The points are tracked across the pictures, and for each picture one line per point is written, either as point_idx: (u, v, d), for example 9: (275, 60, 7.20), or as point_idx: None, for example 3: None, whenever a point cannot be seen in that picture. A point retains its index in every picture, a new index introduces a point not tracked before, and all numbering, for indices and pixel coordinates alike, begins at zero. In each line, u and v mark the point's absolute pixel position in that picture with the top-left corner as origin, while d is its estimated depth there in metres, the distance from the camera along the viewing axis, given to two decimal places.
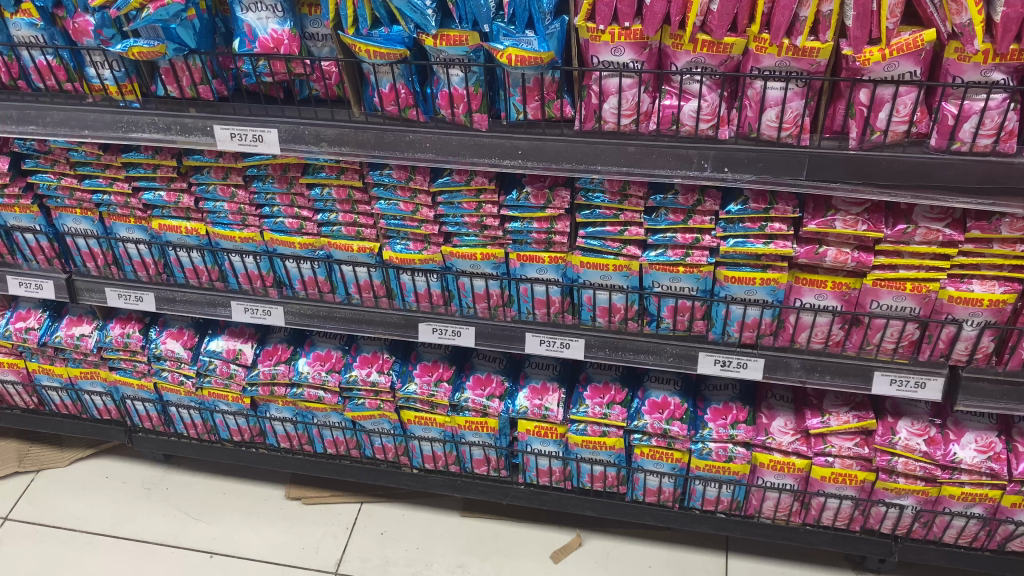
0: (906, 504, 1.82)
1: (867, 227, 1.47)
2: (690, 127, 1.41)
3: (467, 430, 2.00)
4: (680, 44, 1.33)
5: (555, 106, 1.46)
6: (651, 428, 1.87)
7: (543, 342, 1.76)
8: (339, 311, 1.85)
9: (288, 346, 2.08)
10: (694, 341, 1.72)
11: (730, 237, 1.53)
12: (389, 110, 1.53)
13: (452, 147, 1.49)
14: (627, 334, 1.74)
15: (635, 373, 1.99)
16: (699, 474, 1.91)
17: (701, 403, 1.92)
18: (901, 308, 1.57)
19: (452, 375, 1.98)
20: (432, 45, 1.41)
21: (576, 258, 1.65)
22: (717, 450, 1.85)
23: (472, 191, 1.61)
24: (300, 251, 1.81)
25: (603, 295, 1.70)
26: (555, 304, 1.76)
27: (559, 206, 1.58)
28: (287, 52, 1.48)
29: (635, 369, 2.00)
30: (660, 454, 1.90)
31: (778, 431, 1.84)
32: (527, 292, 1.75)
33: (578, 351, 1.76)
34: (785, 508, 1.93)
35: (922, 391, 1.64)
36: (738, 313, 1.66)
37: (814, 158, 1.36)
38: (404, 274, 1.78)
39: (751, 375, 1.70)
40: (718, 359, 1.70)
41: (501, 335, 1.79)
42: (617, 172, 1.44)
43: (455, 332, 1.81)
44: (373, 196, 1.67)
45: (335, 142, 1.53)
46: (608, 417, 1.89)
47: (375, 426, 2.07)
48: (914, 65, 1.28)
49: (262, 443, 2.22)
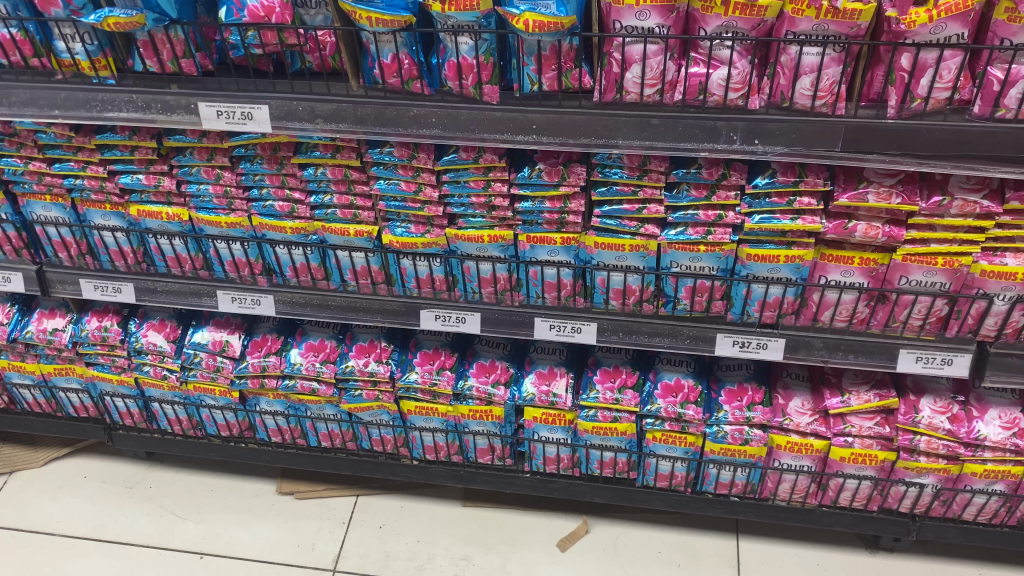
0: (926, 483, 1.78)
1: (901, 201, 1.39)
2: (718, 97, 1.32)
3: (470, 419, 1.90)
4: (710, 7, 1.24)
5: (573, 76, 1.36)
6: (666, 412, 1.79)
7: (554, 327, 1.69)
8: (334, 300, 1.75)
9: (278, 336, 1.96)
10: (713, 321, 1.65)
11: (755, 213, 1.46)
12: (391, 83, 1.42)
13: (460, 122, 1.39)
14: (641, 316, 1.67)
15: (646, 355, 1.91)
16: (713, 458, 1.84)
17: (716, 383, 1.85)
18: (930, 283, 1.51)
19: (455, 363, 1.88)
20: (440, 11, 1.31)
21: (590, 239, 1.57)
22: (733, 433, 1.79)
23: (480, 168, 1.51)
24: (292, 237, 1.70)
25: (617, 276, 1.62)
26: (565, 286, 1.67)
27: (573, 183, 1.49)
28: (279, 21, 1.37)
29: (645, 350, 1.92)
30: (673, 438, 1.83)
31: (795, 411, 1.77)
32: (536, 276, 1.66)
33: (590, 336, 1.70)
34: (801, 490, 1.87)
35: (948, 367, 1.59)
36: (760, 292, 1.58)
37: (850, 128, 1.28)
38: (405, 258, 1.68)
39: (768, 357, 1.63)
40: (737, 340, 1.64)
41: (508, 321, 1.71)
42: (639, 147, 1.36)
43: (460, 318, 1.72)
44: (372, 175, 1.55)
45: (332, 119, 1.42)
46: (620, 403, 1.81)
47: (373, 418, 1.97)
48: (963, 27, 1.19)
49: (252, 438, 2.11)
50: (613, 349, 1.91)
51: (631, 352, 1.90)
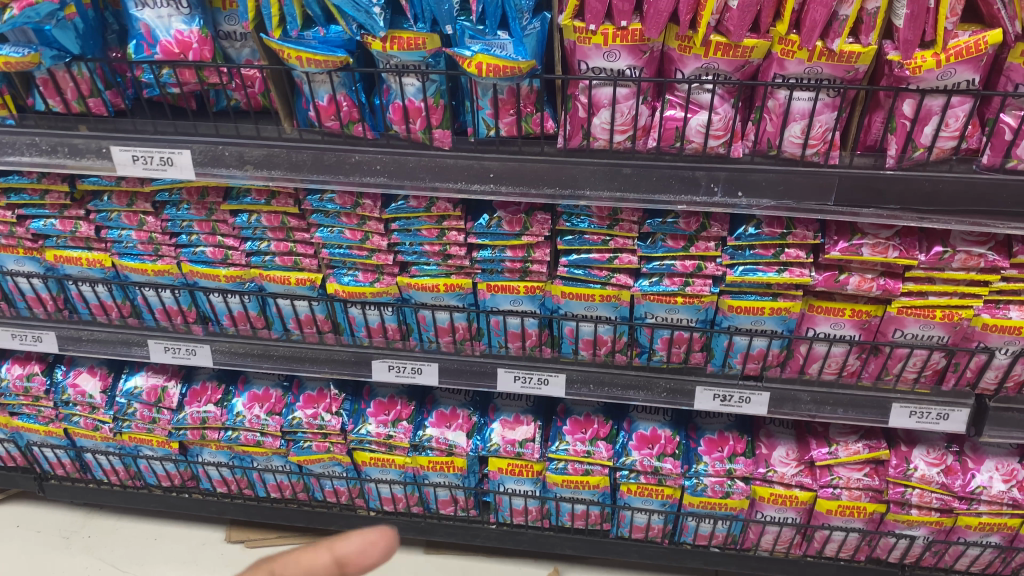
0: (918, 535, 1.66)
1: (898, 254, 1.26)
2: (697, 144, 1.18)
3: (431, 471, 1.75)
4: (689, 47, 1.09)
5: (533, 121, 1.21)
6: (641, 466, 1.65)
7: (518, 378, 1.54)
8: (276, 349, 1.60)
9: (218, 384, 1.80)
10: (691, 373, 1.51)
11: (738, 265, 1.32)
12: (329, 126, 1.26)
13: (409, 169, 1.22)
14: (614, 368, 1.53)
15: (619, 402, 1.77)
16: (692, 510, 1.72)
17: (694, 433, 1.72)
18: (927, 337, 1.38)
19: (412, 413, 1.74)
20: (381, 49, 1.13)
21: (555, 288, 1.42)
22: (713, 486, 1.66)
23: (433, 217, 1.35)
24: (227, 284, 1.53)
25: (586, 327, 1.48)
26: (531, 336, 1.53)
27: (537, 234, 1.34)
28: (198, 59, 1.19)
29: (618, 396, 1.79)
30: (649, 491, 1.69)
31: (778, 462, 1.65)
32: (498, 326, 1.52)
33: (558, 388, 1.54)
34: (785, 541, 1.75)
35: (944, 423, 1.46)
36: (743, 344, 1.45)
37: (844, 179, 1.14)
38: (353, 307, 1.52)
39: (751, 410, 1.50)
40: (718, 394, 1.50)
41: (469, 372, 1.55)
42: (609, 198, 1.19)
43: (418, 370, 1.57)
44: (311, 223, 1.39)
45: (262, 165, 1.25)
46: (592, 456, 1.67)
47: (325, 470, 1.82)
48: (973, 72, 1.06)
49: (195, 487, 1.95)
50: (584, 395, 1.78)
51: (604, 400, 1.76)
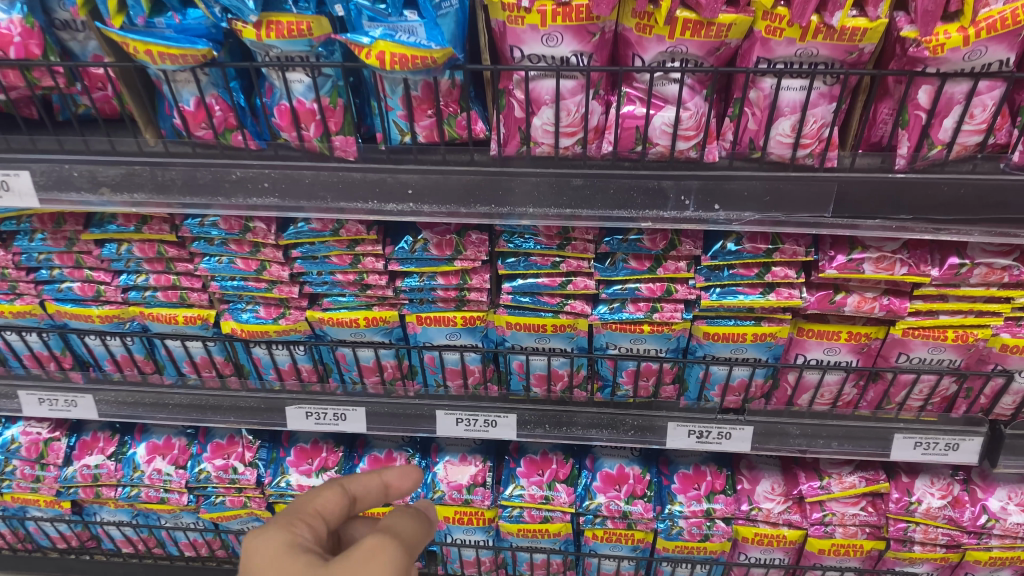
0: (920, 572, 1.47)
1: (907, 271, 1.04)
2: (663, 147, 0.95)
3: None
4: (650, 27, 0.86)
5: (459, 122, 0.97)
6: (608, 510, 1.43)
7: (461, 421, 1.31)
8: (170, 399, 1.35)
9: (112, 434, 1.54)
10: (662, 408, 1.29)
11: (714, 288, 1.09)
12: (201, 135, 1.01)
13: (305, 187, 0.98)
14: (573, 404, 1.31)
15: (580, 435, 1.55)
16: (666, 555, 1.51)
17: (665, 467, 1.50)
18: (936, 361, 1.18)
19: (340, 460, 1.50)
20: (255, 38, 0.88)
21: (500, 318, 1.19)
22: (690, 529, 1.45)
23: (343, 241, 1.10)
24: (103, 325, 1.27)
25: (538, 360, 1.25)
26: (472, 372, 1.29)
27: (472, 258, 1.10)
28: (21, 56, 0.93)
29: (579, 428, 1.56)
30: (617, 536, 1.48)
31: (762, 498, 1.45)
32: (434, 363, 1.28)
33: (507, 431, 1.31)
34: None
35: (953, 454, 1.26)
36: (721, 374, 1.23)
37: (845, 187, 0.93)
38: (257, 347, 1.28)
39: (729, 448, 1.30)
40: (693, 430, 1.28)
41: (402, 416, 1.32)
42: (556, 216, 0.97)
43: (343, 415, 1.33)
44: (194, 252, 1.14)
45: (122, 186, 1.00)
46: (550, 502, 1.44)
47: (244, 526, 1.58)
48: (1008, 51, 0.84)
49: (98, 548, 1.70)
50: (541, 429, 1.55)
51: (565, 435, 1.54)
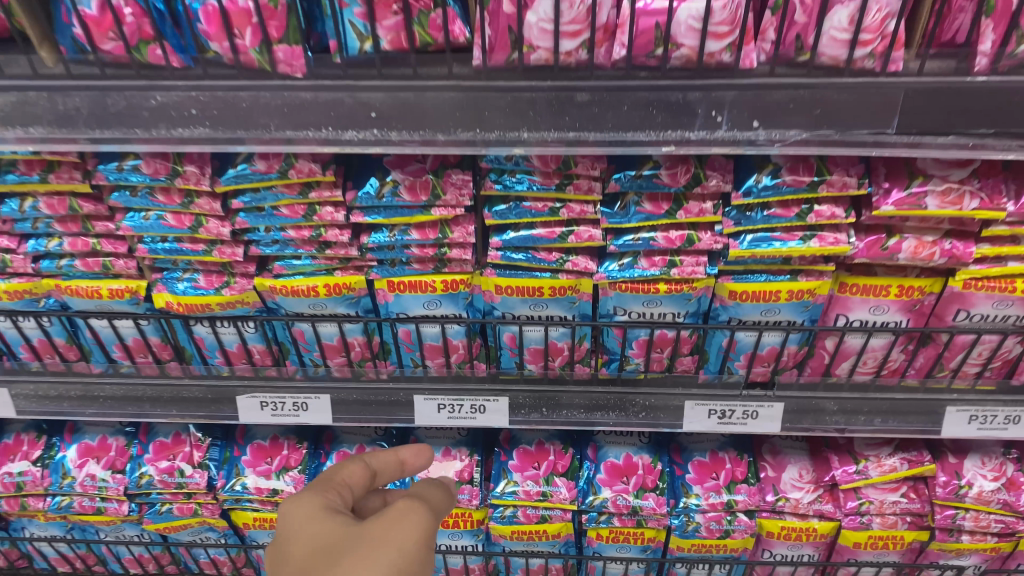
0: (967, 565, 1.30)
1: (978, 204, 0.86)
2: (689, 49, 0.76)
3: None
4: None
5: (432, 21, 0.80)
6: (615, 507, 1.24)
7: (443, 407, 1.12)
8: (100, 390, 1.13)
9: (37, 436, 1.32)
10: (678, 386, 1.11)
11: (746, 234, 0.91)
12: (110, 50, 0.81)
13: (244, 114, 0.79)
14: (574, 384, 1.12)
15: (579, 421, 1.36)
16: (681, 556, 1.32)
17: (678, 455, 1.31)
18: (1000, 319, 1.00)
19: (305, 459, 1.29)
20: None
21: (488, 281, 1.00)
22: (708, 525, 1.27)
23: (294, 186, 0.91)
24: (13, 303, 1.06)
25: (533, 332, 1.06)
26: (456, 349, 1.09)
27: (453, 203, 0.90)
28: None
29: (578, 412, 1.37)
30: (625, 535, 1.30)
31: (789, 487, 1.27)
32: (409, 339, 1.08)
33: (498, 418, 1.12)
34: None
35: (1013, 428, 1.08)
36: (749, 342, 1.05)
37: (915, 94, 0.75)
38: (198, 324, 1.08)
39: (755, 430, 1.12)
40: (714, 410, 1.10)
41: (374, 404, 1.12)
42: (556, 142, 0.78)
43: (304, 405, 1.13)
44: (114, 206, 0.94)
45: (11, 121, 0.80)
46: (548, 499, 1.25)
47: (195, 537, 1.38)
48: None
49: (30, 568, 1.48)
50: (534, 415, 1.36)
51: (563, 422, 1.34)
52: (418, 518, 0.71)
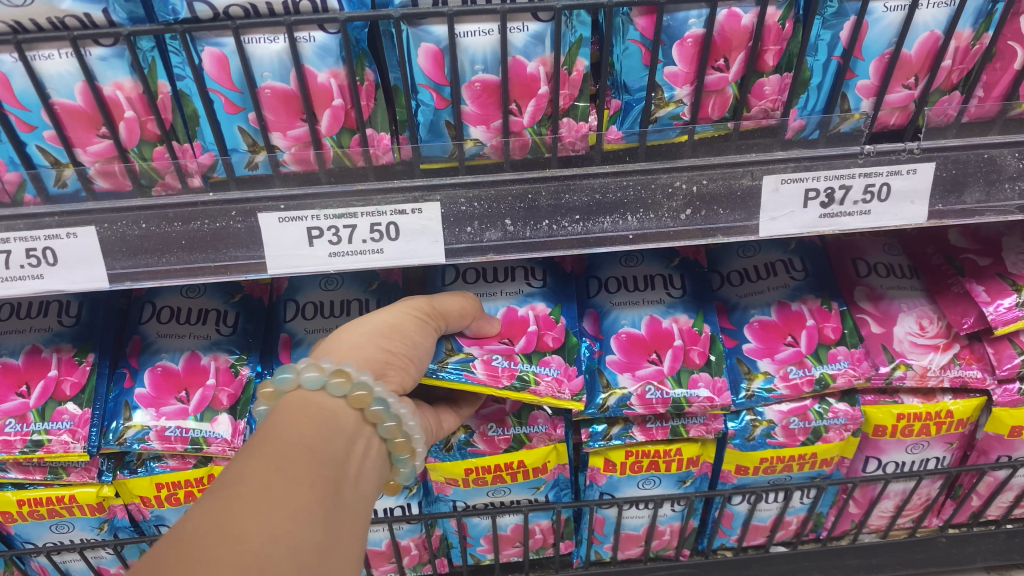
0: None
1: None
2: None
3: (168, 508, 0.79)
4: None
5: None
6: (642, 407, 0.74)
7: (317, 234, 0.58)
8: None
9: None
10: (751, 153, 0.58)
11: None
12: None
13: None
14: (561, 168, 0.58)
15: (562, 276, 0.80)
16: (741, 484, 0.82)
17: (725, 319, 0.81)
18: None
19: (92, 382, 0.75)
20: None
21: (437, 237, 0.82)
22: (785, 425, 0.77)
23: None
24: None
25: (476, 38, 0.53)
26: (326, 98, 0.56)
27: None
28: None
29: (557, 261, 0.82)
30: (653, 459, 0.79)
31: (909, 348, 0.78)
32: (227, 79, 0.55)
33: (426, 245, 0.59)
34: (915, 507, 0.89)
35: None
36: (891, 27, 0.56)
37: None
38: None
39: (884, 223, 0.61)
40: (816, 190, 0.59)
41: (173, 233, 0.57)
42: None
43: (47, 256, 0.58)
44: None
45: None
46: (526, 391, 0.70)
47: None
48: None
49: None
50: (493, 272, 0.80)
51: (543, 278, 0.79)
52: (440, 306, 0.66)
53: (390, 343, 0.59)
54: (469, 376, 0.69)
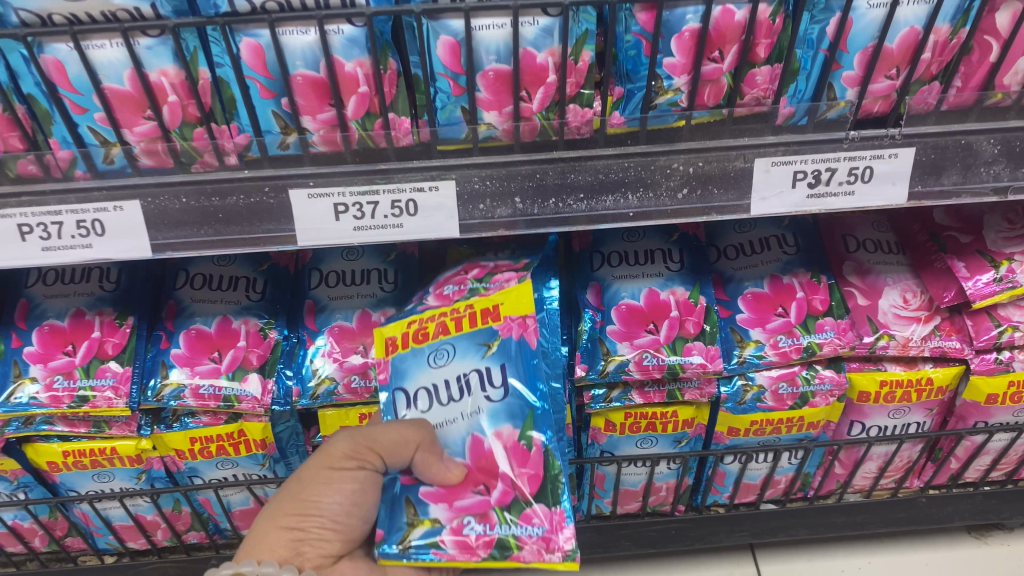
0: None
1: None
2: None
3: (201, 460, 0.86)
4: None
5: None
6: (639, 373, 0.79)
7: (343, 210, 0.63)
8: None
9: None
10: (744, 138, 0.63)
11: None
12: None
13: None
14: (567, 150, 0.63)
15: (520, 350, 0.69)
16: (732, 445, 0.88)
17: (720, 291, 0.86)
18: None
19: (131, 344, 0.81)
20: None
21: (381, 338, 0.74)
22: (774, 390, 0.83)
23: None
24: None
25: (491, 32, 0.58)
26: (352, 86, 0.61)
27: None
28: None
29: (508, 340, 0.69)
30: (650, 420, 0.85)
31: (893, 319, 0.83)
32: (262, 66, 0.59)
33: (442, 219, 0.64)
34: (898, 470, 0.94)
35: None
36: (873, 22, 0.60)
37: None
38: None
39: (866, 204, 0.66)
40: (803, 173, 0.64)
41: (212, 207, 0.62)
42: None
43: (96, 228, 0.63)
44: None
45: None
46: (508, 558, 0.63)
47: None
48: None
49: None
50: (445, 389, 0.69)
51: (504, 382, 0.68)
52: (365, 442, 0.65)
53: (293, 521, 0.65)
54: (435, 550, 0.63)
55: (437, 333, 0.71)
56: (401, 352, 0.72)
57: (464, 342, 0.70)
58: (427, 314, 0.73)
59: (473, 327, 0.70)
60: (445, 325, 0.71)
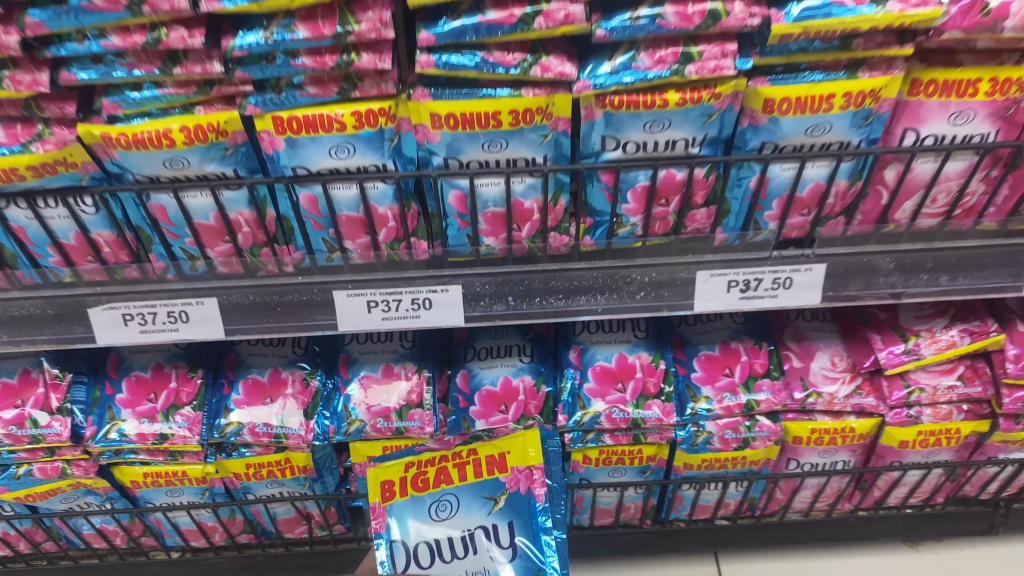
0: None
1: None
2: None
3: (253, 480, 1.05)
4: None
5: None
6: (609, 422, 0.98)
7: (374, 305, 0.79)
8: None
9: None
10: (688, 256, 0.79)
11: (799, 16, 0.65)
12: None
13: None
14: (549, 263, 0.80)
15: (523, 505, 0.98)
16: (688, 476, 1.06)
17: (680, 352, 1.05)
18: None
19: (200, 390, 1.00)
20: None
21: (375, 482, 1.00)
22: (721, 435, 1.00)
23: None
24: None
25: (489, 187, 0.76)
26: (383, 221, 0.79)
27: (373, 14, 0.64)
28: None
29: (512, 492, 0.99)
30: (619, 456, 1.03)
31: (821, 379, 1.01)
32: (315, 210, 0.78)
33: (451, 315, 0.81)
34: (830, 496, 1.13)
35: None
36: (785, 180, 0.77)
37: None
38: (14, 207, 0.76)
39: (788, 305, 0.82)
40: (738, 282, 0.80)
41: (269, 305, 0.79)
42: None
43: (182, 316, 0.79)
44: None
45: None
46: None
47: (72, 504, 1.08)
48: None
49: None
50: (447, 548, 0.98)
51: (508, 538, 0.97)
52: None
53: None
54: None
55: (437, 480, 1.00)
56: (398, 497, 1.00)
57: (467, 497, 0.99)
58: (423, 460, 1.01)
59: (477, 480, 1.00)
60: (450, 478, 1.00)
